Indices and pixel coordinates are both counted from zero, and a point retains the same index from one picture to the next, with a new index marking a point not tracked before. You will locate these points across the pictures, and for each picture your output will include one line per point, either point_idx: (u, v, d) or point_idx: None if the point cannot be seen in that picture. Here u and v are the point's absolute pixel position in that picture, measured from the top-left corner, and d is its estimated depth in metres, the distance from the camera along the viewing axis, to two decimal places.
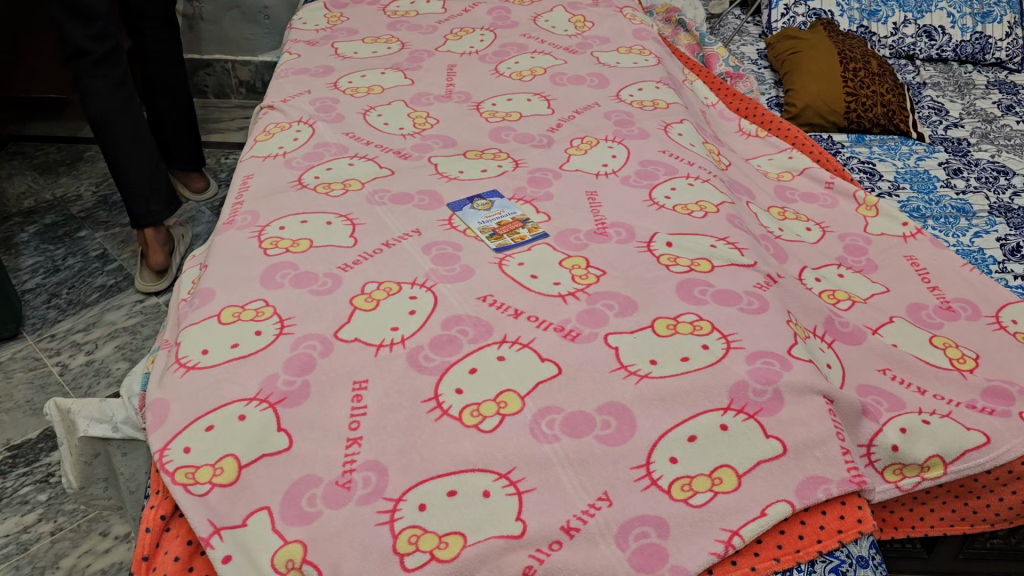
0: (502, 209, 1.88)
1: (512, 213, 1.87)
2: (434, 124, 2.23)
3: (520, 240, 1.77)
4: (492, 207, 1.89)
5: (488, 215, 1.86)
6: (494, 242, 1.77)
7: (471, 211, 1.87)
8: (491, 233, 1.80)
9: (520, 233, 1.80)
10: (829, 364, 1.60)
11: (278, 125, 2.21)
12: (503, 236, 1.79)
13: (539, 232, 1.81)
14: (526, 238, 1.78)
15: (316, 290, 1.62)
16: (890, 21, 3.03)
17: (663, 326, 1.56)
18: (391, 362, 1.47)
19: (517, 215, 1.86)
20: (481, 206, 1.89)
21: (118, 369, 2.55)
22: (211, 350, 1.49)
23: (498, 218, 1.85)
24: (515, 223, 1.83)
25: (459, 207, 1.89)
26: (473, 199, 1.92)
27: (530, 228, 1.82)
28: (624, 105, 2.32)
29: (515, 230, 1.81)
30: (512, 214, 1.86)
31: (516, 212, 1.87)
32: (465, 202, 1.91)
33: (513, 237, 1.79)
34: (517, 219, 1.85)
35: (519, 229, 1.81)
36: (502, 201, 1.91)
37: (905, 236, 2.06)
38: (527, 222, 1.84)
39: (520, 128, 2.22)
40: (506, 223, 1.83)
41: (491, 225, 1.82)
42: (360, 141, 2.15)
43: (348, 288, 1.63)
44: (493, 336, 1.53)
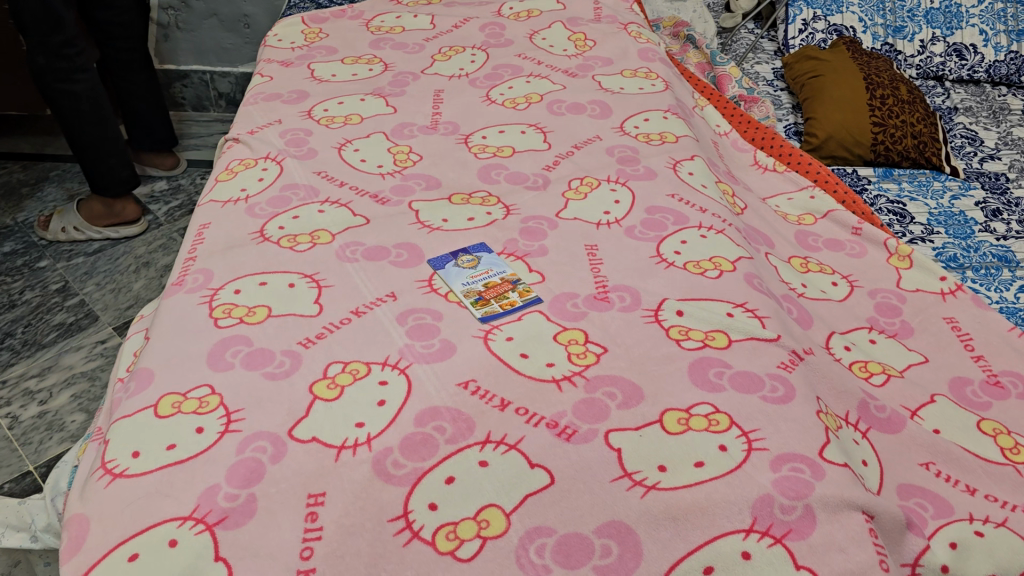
0: (490, 267, 1.66)
1: (501, 272, 1.65)
2: (417, 161, 2.01)
3: (508, 307, 1.55)
4: (478, 265, 1.67)
5: (473, 275, 1.64)
6: (479, 310, 1.54)
7: (454, 269, 1.65)
8: (476, 298, 1.57)
9: (509, 298, 1.58)
10: (866, 461, 1.38)
11: (243, 161, 1.99)
12: (490, 301, 1.57)
13: (530, 296, 1.58)
14: (516, 304, 1.56)
15: (271, 372, 1.40)
16: (917, 38, 2.81)
17: (673, 421, 1.34)
18: (354, 469, 1.25)
19: (506, 275, 1.64)
20: (466, 263, 1.67)
21: (74, 423, 2.34)
22: (144, 453, 1.27)
23: (484, 278, 1.63)
24: (504, 284, 1.61)
25: (441, 264, 1.67)
26: (458, 254, 1.70)
27: (521, 291, 1.60)
28: (628, 139, 2.10)
29: (504, 294, 1.59)
30: (501, 273, 1.64)
31: (505, 270, 1.65)
32: (448, 258, 1.69)
33: (500, 303, 1.56)
34: (506, 279, 1.63)
35: (508, 293, 1.59)
36: (490, 256, 1.69)
37: (943, 292, 1.84)
38: (518, 284, 1.62)
39: (512, 166, 2.00)
40: (493, 285, 1.61)
41: (477, 287, 1.60)
42: (334, 181, 1.92)
43: (309, 371, 1.41)
44: (474, 434, 1.30)
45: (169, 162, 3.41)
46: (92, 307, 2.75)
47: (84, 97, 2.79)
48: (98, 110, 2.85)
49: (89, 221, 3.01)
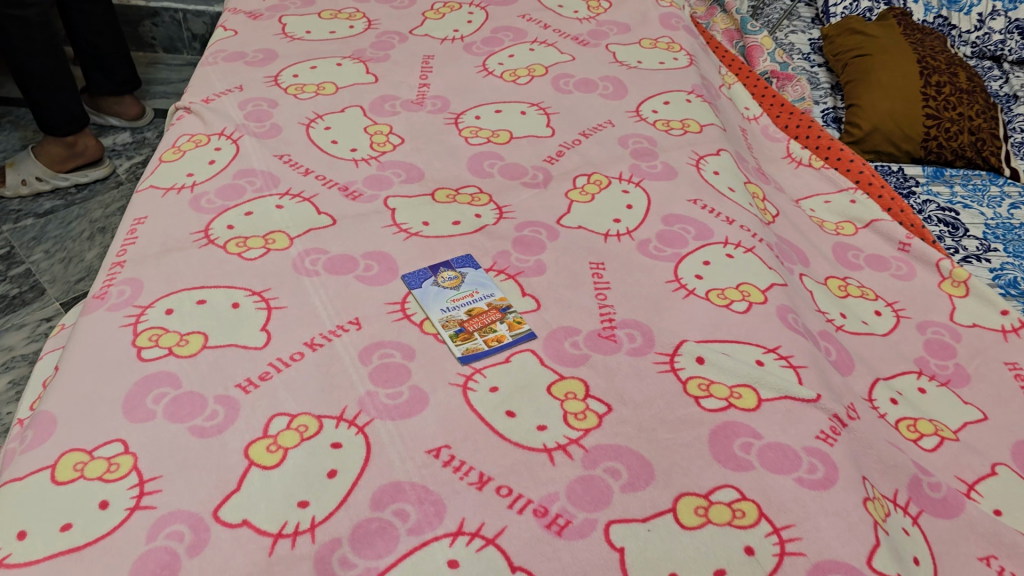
0: (475, 289, 1.40)
1: (488, 296, 1.39)
2: (398, 145, 1.72)
3: (494, 345, 1.29)
4: (461, 285, 1.40)
5: (455, 298, 1.38)
6: (460, 347, 1.29)
7: (433, 289, 1.39)
8: (457, 330, 1.32)
9: (496, 331, 1.32)
10: (918, 560, 1.13)
11: (193, 137, 1.70)
12: (473, 335, 1.31)
13: (521, 330, 1.32)
14: (504, 340, 1.30)
15: (200, 426, 1.14)
16: (974, 11, 2.48)
17: (688, 512, 1.08)
18: (292, 566, 1.00)
19: (494, 300, 1.38)
20: (447, 282, 1.41)
21: (8, 415, 2.08)
22: (31, 534, 1.02)
23: (468, 304, 1.37)
24: (490, 312, 1.35)
25: (417, 282, 1.41)
26: (438, 269, 1.43)
27: (511, 322, 1.34)
28: (644, 126, 1.81)
29: (490, 326, 1.33)
30: (488, 297, 1.38)
31: (493, 294, 1.39)
32: (426, 274, 1.42)
33: (486, 338, 1.31)
34: (494, 306, 1.37)
35: (496, 324, 1.33)
36: (477, 274, 1.43)
37: (1004, 330, 1.58)
38: (507, 312, 1.36)
39: (508, 154, 1.71)
40: (478, 313, 1.35)
41: (458, 316, 1.34)
42: (298, 167, 1.64)
43: (246, 425, 1.15)
44: (444, 523, 1.05)
45: (134, 111, 3.10)
46: (39, 279, 2.48)
47: (35, 23, 2.53)
48: (48, 43, 2.58)
49: (49, 167, 2.77)
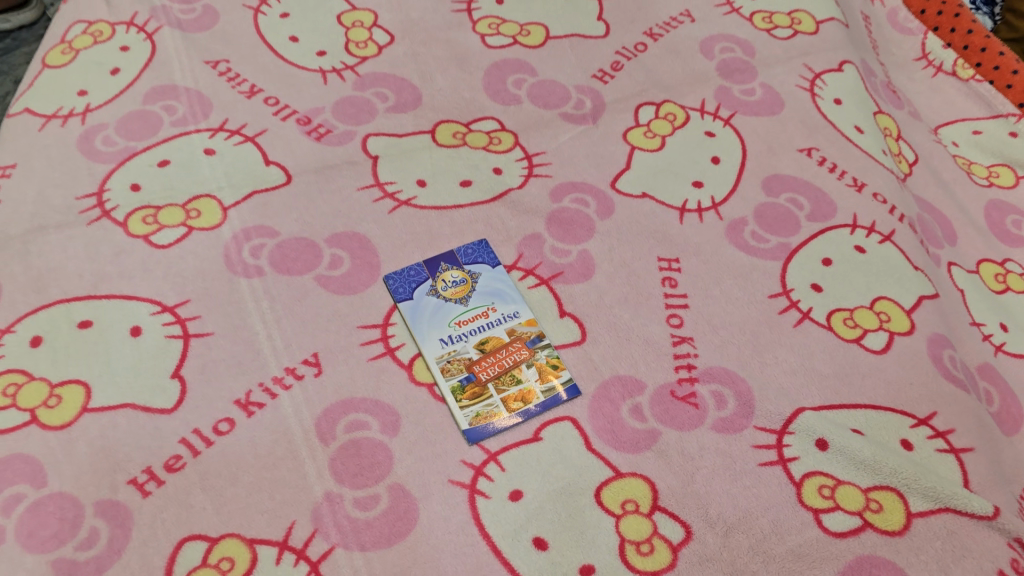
0: (491, 304, 0.96)
1: (510, 319, 0.94)
2: (385, 46, 1.21)
3: (517, 410, 0.88)
4: (471, 297, 0.96)
5: (461, 321, 0.94)
6: (466, 414, 0.87)
7: (430, 305, 0.95)
8: (463, 381, 0.89)
9: (521, 384, 0.89)
10: None
11: (91, 29, 1.19)
12: (486, 390, 0.89)
13: (557, 382, 0.90)
14: (532, 401, 0.88)
15: (69, 559, 0.76)
16: None
17: None
18: None
19: (519, 325, 0.94)
20: (451, 292, 0.96)
21: None
22: None
23: (480, 331, 0.93)
24: (513, 348, 0.92)
25: (406, 290, 0.96)
26: (437, 267, 0.98)
27: (542, 367, 0.91)
28: (736, 24, 1.28)
29: (512, 374, 0.90)
30: (510, 321, 0.94)
31: (517, 314, 0.95)
32: (419, 276, 0.97)
33: (505, 397, 0.88)
34: (519, 336, 0.93)
35: (520, 370, 0.90)
36: (495, 277, 0.98)
37: None
38: (538, 348, 0.92)
39: (542, 67, 1.20)
40: (495, 349, 0.92)
41: (466, 354, 0.91)
42: (239, 82, 1.14)
43: (139, 558, 0.77)
44: None
45: None
46: None
47: None
48: None
49: None
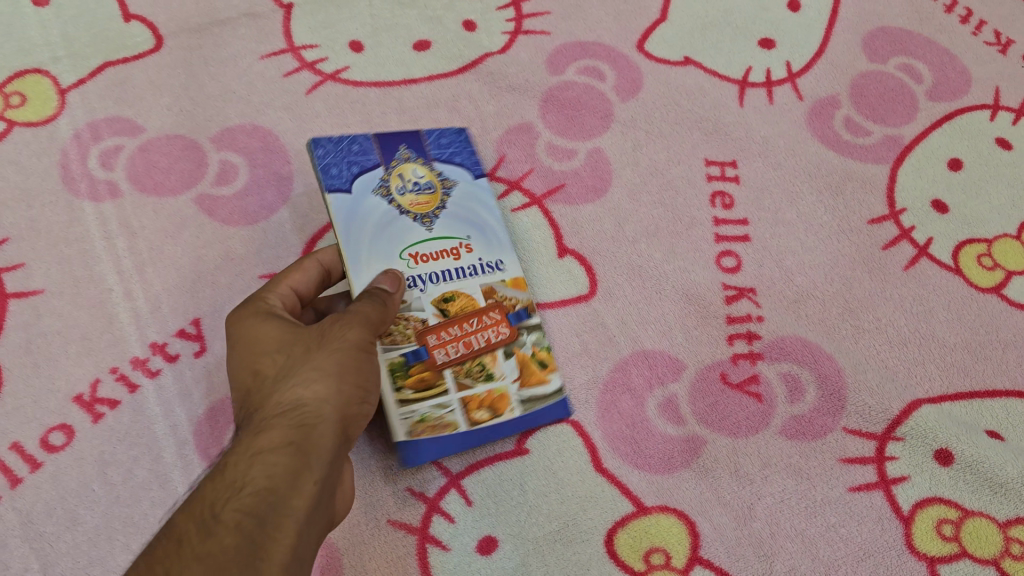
0: (466, 238, 0.60)
1: (490, 270, 0.60)
2: None
3: (480, 426, 0.56)
4: (438, 217, 0.60)
5: (419, 253, 0.58)
6: (404, 417, 0.54)
7: (373, 210, 0.58)
8: (409, 358, 0.55)
9: (492, 383, 0.57)
10: None
11: None
12: (439, 380, 0.55)
13: (544, 393, 0.58)
14: (503, 414, 0.57)
15: None
16: None
17: None
18: None
19: (500, 286, 0.60)
20: (409, 200, 0.59)
21: None
22: None
23: (442, 279, 0.58)
24: (489, 320, 0.58)
25: (342, 174, 0.59)
26: (393, 153, 0.61)
27: (526, 363, 0.58)
28: None
29: (483, 360, 0.57)
30: (489, 274, 0.59)
31: (501, 265, 0.60)
32: (364, 160, 0.60)
33: (466, 399, 0.56)
34: (499, 303, 0.59)
35: (495, 360, 0.57)
36: (475, 197, 0.62)
37: None
38: (524, 328, 0.59)
39: None
40: (463, 315, 0.57)
41: (418, 313, 0.56)
42: None
43: None
44: None
45: None
46: None
47: None
48: None
49: None
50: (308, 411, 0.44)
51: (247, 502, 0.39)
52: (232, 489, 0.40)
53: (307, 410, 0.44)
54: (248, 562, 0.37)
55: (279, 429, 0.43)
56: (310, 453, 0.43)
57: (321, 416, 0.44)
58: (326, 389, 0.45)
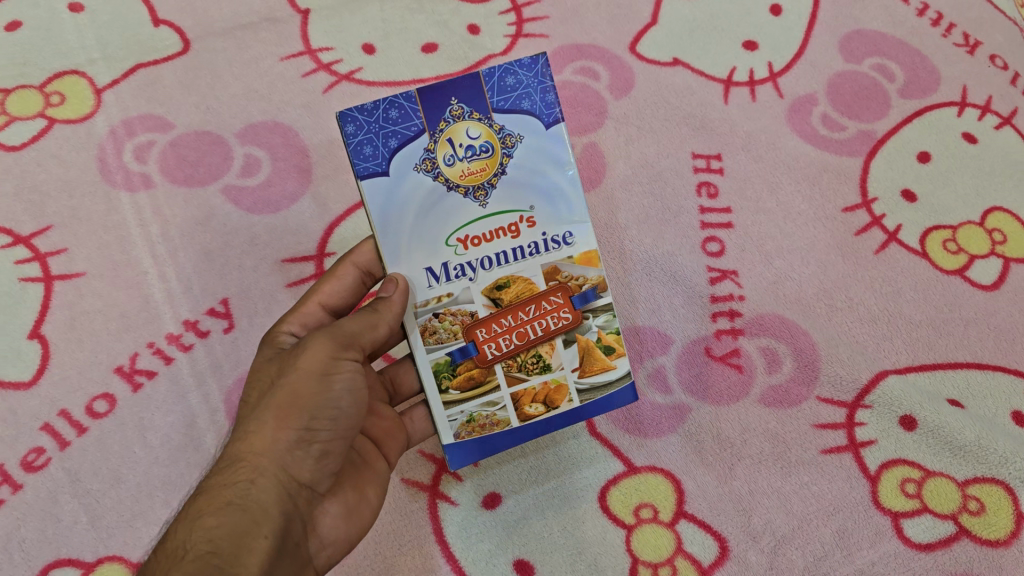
0: (529, 209, 0.54)
1: (556, 247, 0.54)
2: None
3: (532, 420, 0.55)
4: (496, 186, 0.53)
5: (470, 236, 0.53)
6: (452, 419, 0.54)
7: (416, 190, 0.52)
8: (455, 358, 0.54)
9: (548, 375, 0.55)
10: None
11: None
12: (489, 378, 0.54)
13: (609, 379, 0.55)
14: (558, 408, 0.55)
15: None
16: None
17: None
18: None
19: (567, 263, 0.55)
20: (459, 171, 0.52)
21: None
22: None
23: (497, 263, 0.54)
24: (549, 306, 0.54)
25: (376, 154, 0.51)
26: (444, 108, 0.52)
27: (589, 350, 0.55)
28: None
29: (537, 352, 0.54)
30: (554, 252, 0.54)
31: (569, 239, 0.55)
32: (407, 127, 0.52)
33: (518, 394, 0.55)
34: (563, 284, 0.54)
35: (552, 350, 0.55)
36: (545, 150, 0.53)
37: None
38: (590, 310, 0.55)
39: None
40: (518, 304, 0.53)
41: (468, 305, 0.54)
42: None
43: None
44: None
45: None
46: None
47: None
48: None
49: None
50: (250, 464, 0.48)
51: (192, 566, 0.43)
52: (176, 559, 0.44)
53: (250, 462, 0.48)
54: None
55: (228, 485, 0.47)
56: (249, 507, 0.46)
57: (260, 466, 0.48)
58: (268, 438, 0.49)
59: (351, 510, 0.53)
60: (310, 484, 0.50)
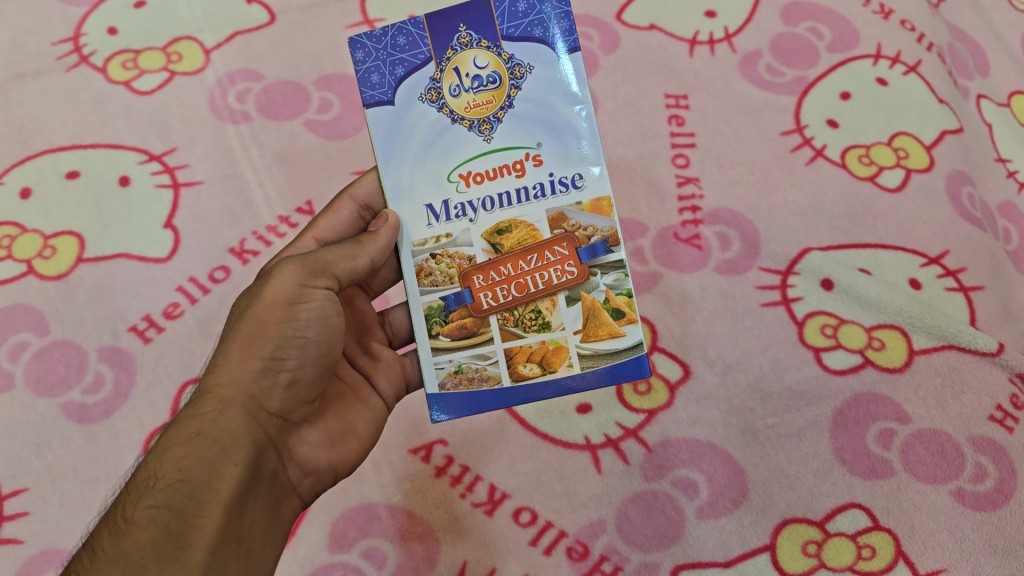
0: (536, 147, 0.63)
1: (563, 189, 0.63)
2: None
3: (525, 380, 0.62)
4: (500, 120, 0.63)
5: (471, 173, 0.63)
6: (441, 367, 0.63)
7: (420, 118, 0.63)
8: (449, 304, 0.63)
9: (547, 334, 0.62)
10: None
11: None
12: (481, 333, 0.63)
13: (614, 347, 0.62)
14: (553, 369, 0.62)
15: (78, 403, 0.79)
16: None
17: (793, 551, 0.74)
18: None
19: (575, 210, 0.63)
20: (463, 101, 0.63)
21: None
22: None
23: (500, 204, 0.63)
24: (553, 258, 0.62)
25: (382, 81, 0.64)
26: (452, 36, 0.63)
27: (594, 310, 0.62)
28: None
29: (536, 310, 0.63)
30: (561, 196, 0.63)
31: (579, 182, 0.63)
32: (414, 54, 0.64)
33: (512, 352, 0.62)
34: (568, 236, 0.62)
35: (553, 309, 0.62)
36: (551, 82, 0.63)
37: None
38: (597, 267, 0.62)
39: None
40: (519, 253, 0.62)
41: (467, 248, 0.63)
42: None
43: (147, 402, 0.79)
44: (436, 569, 0.74)
45: None
46: None
47: None
48: None
49: None
50: (220, 397, 0.58)
51: (162, 497, 0.55)
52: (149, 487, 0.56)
53: (221, 395, 0.59)
54: (162, 547, 0.54)
55: (198, 421, 0.58)
56: (216, 439, 0.57)
57: (228, 397, 0.58)
58: (235, 372, 0.59)
59: (333, 440, 0.64)
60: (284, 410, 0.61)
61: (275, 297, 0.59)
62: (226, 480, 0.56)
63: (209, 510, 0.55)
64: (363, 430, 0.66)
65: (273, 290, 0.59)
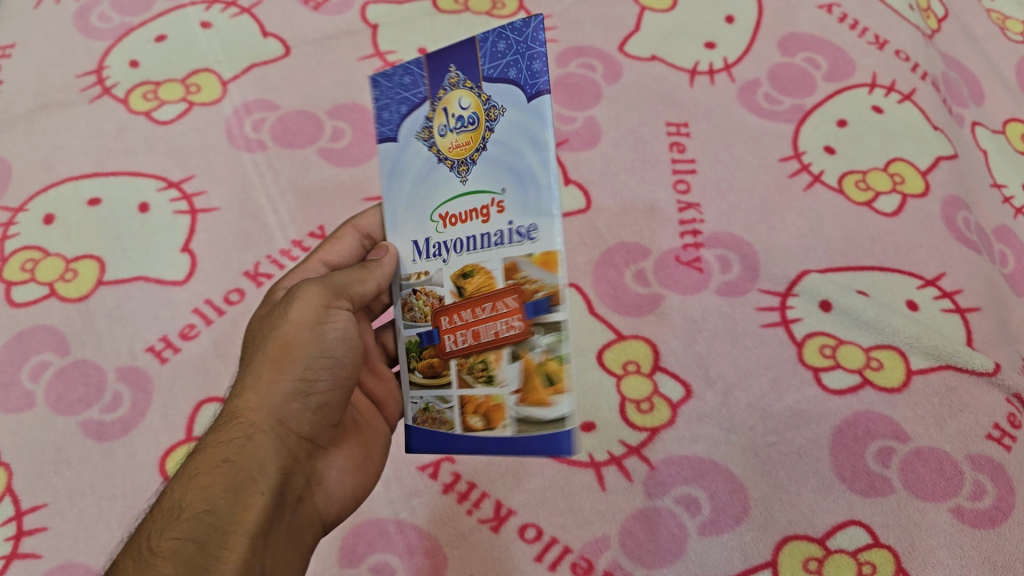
0: (500, 192, 0.59)
1: (523, 238, 0.58)
2: None
3: (473, 431, 0.61)
4: (474, 162, 0.61)
5: (448, 215, 0.63)
6: (415, 403, 0.65)
7: (416, 156, 0.65)
8: (423, 340, 0.65)
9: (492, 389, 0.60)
10: None
11: None
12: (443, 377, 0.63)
13: (544, 415, 0.57)
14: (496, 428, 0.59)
15: (96, 421, 0.81)
16: None
17: (795, 568, 0.74)
18: None
19: (528, 262, 0.58)
20: (449, 142, 0.62)
21: None
22: None
23: (466, 248, 0.61)
24: (505, 311, 0.59)
25: (391, 118, 0.67)
26: (444, 77, 0.63)
27: (531, 370, 0.58)
28: None
29: (485, 361, 0.60)
30: (518, 244, 0.58)
31: (533, 234, 0.57)
32: (416, 93, 0.65)
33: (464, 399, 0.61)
34: (518, 288, 0.58)
35: (499, 364, 0.59)
36: (518, 125, 0.58)
37: None
38: (538, 325, 0.57)
39: None
40: (477, 298, 0.60)
41: (438, 288, 0.63)
42: None
43: (163, 420, 0.81)
44: None
45: None
46: None
47: None
48: None
49: None
50: (246, 422, 0.59)
51: (186, 528, 0.54)
52: (170, 517, 0.55)
53: (247, 420, 0.60)
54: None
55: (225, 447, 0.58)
56: (243, 464, 0.57)
57: (256, 421, 0.59)
58: (263, 395, 0.60)
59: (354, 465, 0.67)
60: (311, 433, 0.62)
61: (303, 319, 0.62)
62: (253, 506, 0.56)
63: (234, 540, 0.54)
64: (378, 454, 0.70)
65: (299, 311, 0.62)
